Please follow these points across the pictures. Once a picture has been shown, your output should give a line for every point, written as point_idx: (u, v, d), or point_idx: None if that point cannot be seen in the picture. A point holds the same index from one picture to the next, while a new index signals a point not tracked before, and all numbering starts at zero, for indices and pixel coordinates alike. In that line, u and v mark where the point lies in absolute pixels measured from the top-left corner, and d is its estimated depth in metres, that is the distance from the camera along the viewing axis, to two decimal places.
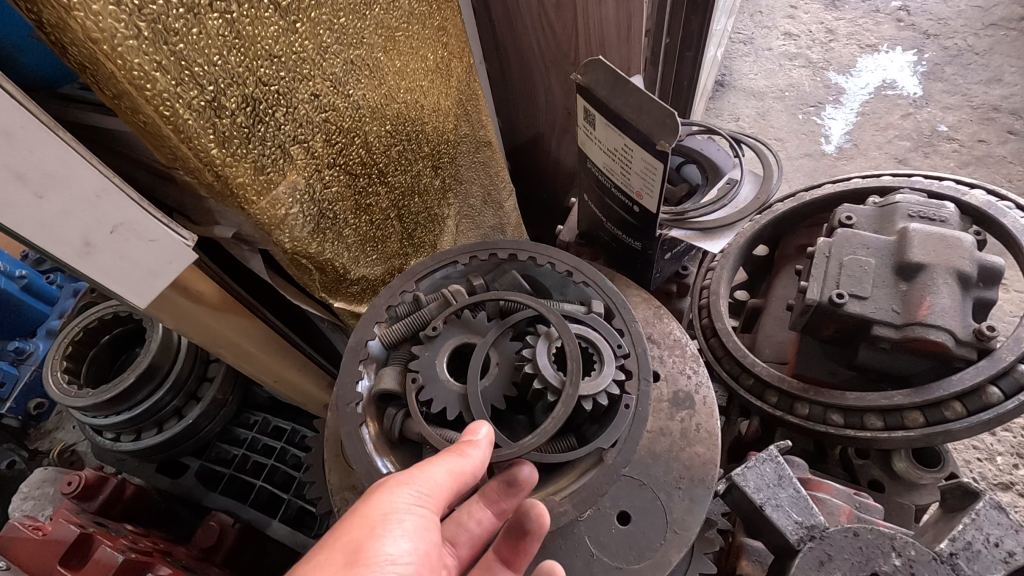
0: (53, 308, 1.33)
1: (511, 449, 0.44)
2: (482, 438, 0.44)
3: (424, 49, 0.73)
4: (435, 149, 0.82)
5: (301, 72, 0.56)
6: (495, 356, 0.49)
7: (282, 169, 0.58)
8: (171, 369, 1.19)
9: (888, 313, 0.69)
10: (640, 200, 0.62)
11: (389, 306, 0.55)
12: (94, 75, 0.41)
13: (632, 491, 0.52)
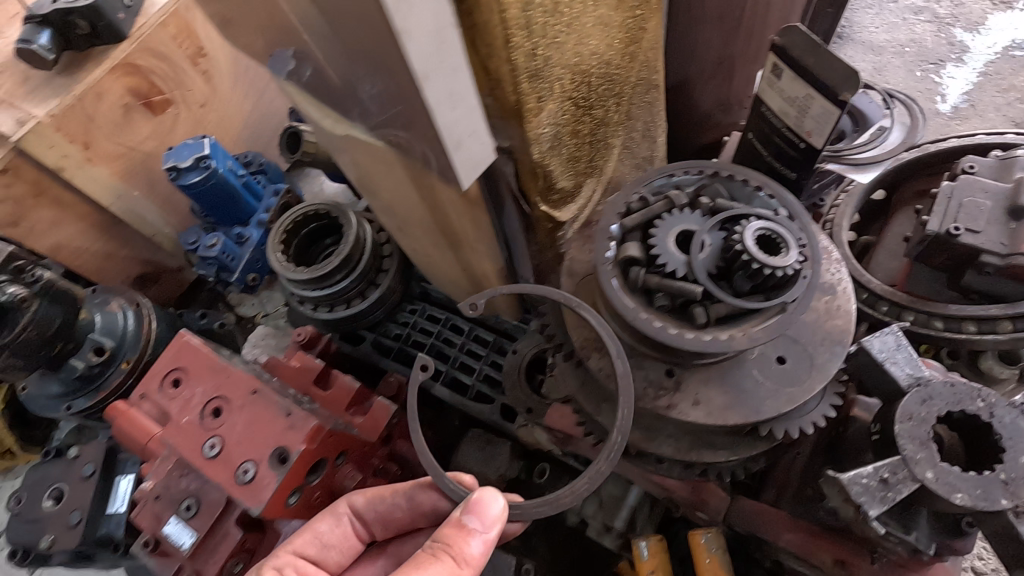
0: (260, 203, 1.64)
1: (739, 303, 0.67)
2: (478, 546, 0.82)
3: (635, 8, 0.92)
4: (622, 90, 1.02)
5: (571, 28, 0.77)
6: (710, 236, 0.70)
7: (548, 99, 0.80)
8: (359, 259, 1.50)
9: (995, 245, 0.86)
10: (809, 139, 0.81)
11: (621, 203, 0.77)
12: (480, 28, 0.64)
13: (787, 344, 0.74)
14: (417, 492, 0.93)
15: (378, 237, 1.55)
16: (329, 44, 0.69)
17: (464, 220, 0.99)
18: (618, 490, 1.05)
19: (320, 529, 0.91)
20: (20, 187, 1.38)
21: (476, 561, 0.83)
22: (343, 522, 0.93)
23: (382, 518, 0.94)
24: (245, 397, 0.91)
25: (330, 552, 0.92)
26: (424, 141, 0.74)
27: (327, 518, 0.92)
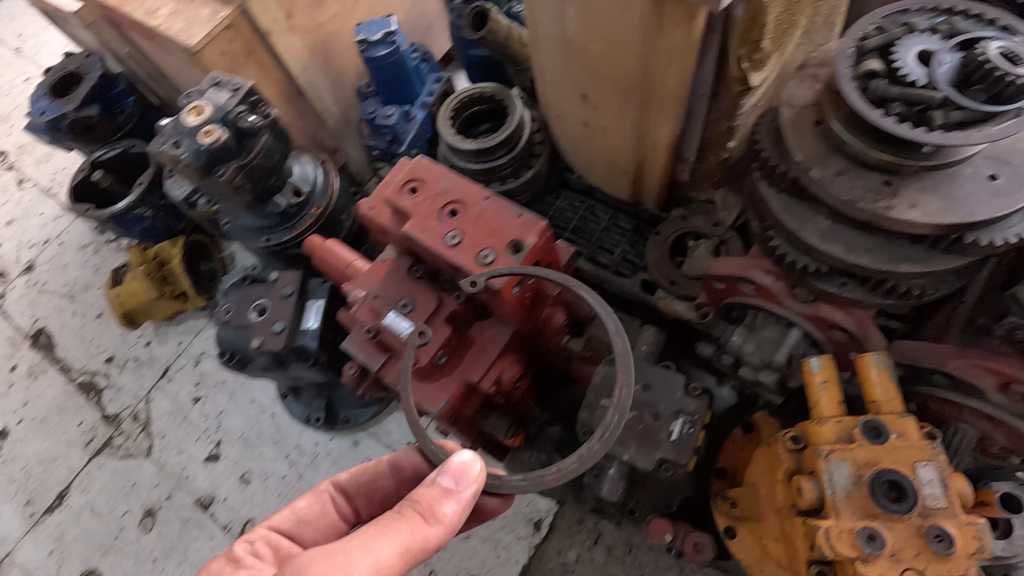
0: (424, 87, 1.78)
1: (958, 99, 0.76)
2: (450, 500, 0.96)
3: None
4: None
5: None
6: (949, 55, 0.79)
7: None
8: (520, 140, 1.63)
9: None
10: None
11: (858, 34, 0.87)
12: None
13: (999, 166, 0.84)
14: (399, 458, 1.18)
15: (531, 128, 1.67)
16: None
17: (673, 71, 1.12)
18: (776, 333, 1.18)
19: (299, 506, 1.11)
20: (236, 45, 1.56)
21: (450, 523, 0.96)
22: (323, 500, 1.13)
23: (365, 491, 1.16)
24: (480, 202, 1.06)
25: (306, 527, 1.10)
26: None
27: (306, 498, 1.13)
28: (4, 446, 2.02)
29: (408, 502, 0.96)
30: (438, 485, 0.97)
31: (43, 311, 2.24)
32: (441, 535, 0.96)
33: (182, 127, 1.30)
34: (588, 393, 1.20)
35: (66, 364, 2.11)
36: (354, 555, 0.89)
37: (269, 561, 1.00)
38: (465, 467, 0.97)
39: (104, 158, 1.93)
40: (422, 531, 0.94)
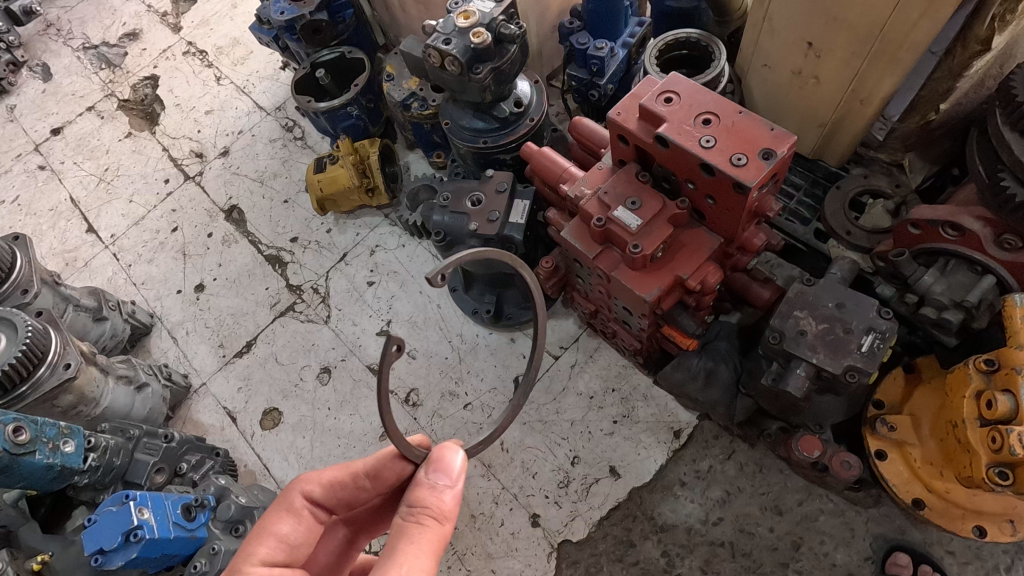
0: (626, 29, 1.95)
1: None
2: (453, 488, 1.10)
3: None
4: None
5: None
6: None
7: None
8: (718, 86, 1.75)
9: None
10: None
11: None
12: None
13: None
14: (380, 465, 1.23)
15: (726, 80, 1.76)
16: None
17: (926, 20, 1.23)
18: (967, 278, 1.29)
19: (282, 531, 1.15)
20: None
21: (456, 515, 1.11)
22: (304, 518, 1.19)
23: (346, 499, 1.23)
24: (733, 115, 1.22)
25: (297, 548, 1.16)
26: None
27: (289, 519, 1.17)
28: (201, 297, 2.32)
29: (421, 511, 1.06)
30: (442, 485, 1.10)
31: (236, 190, 2.53)
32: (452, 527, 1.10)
33: (452, 27, 1.52)
34: (781, 305, 1.34)
35: (255, 238, 2.39)
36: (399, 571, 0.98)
37: None
38: (452, 460, 1.12)
39: (323, 59, 2.20)
40: (442, 527, 1.07)
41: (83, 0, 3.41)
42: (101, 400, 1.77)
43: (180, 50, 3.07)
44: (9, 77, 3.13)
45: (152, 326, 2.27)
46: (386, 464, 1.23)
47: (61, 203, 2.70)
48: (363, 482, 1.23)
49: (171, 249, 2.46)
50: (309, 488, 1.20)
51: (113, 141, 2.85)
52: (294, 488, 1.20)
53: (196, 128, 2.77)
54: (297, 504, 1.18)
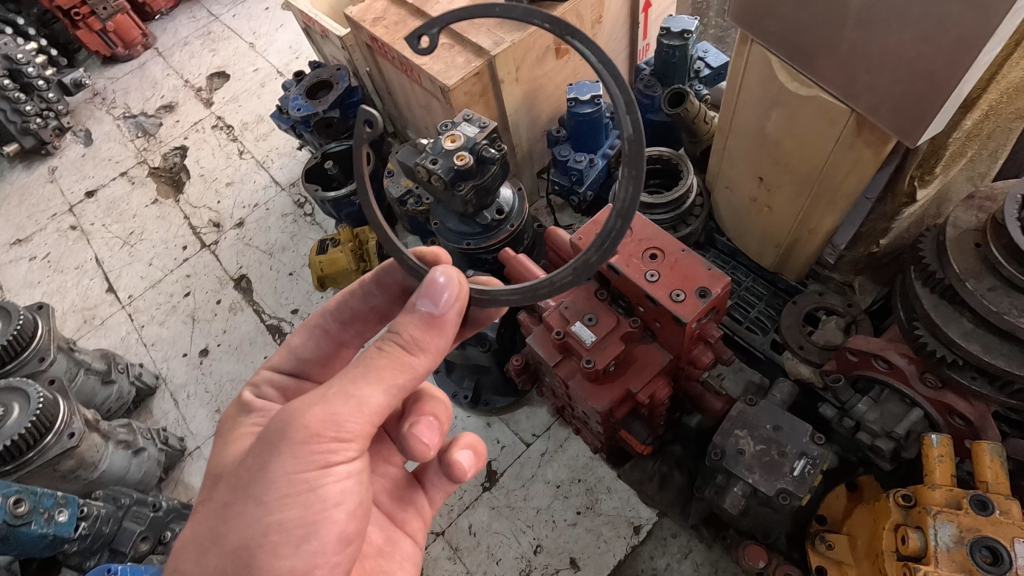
0: (607, 140, 2.12)
1: None
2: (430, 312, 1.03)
3: None
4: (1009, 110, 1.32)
5: None
6: None
7: (983, 102, 1.15)
8: (683, 202, 1.89)
9: None
10: None
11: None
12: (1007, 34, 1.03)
13: None
14: (383, 274, 1.35)
15: (695, 194, 1.93)
16: (880, 9, 1.08)
17: (850, 178, 1.37)
18: (898, 408, 1.38)
19: (295, 344, 1.32)
20: (476, 87, 1.95)
21: (434, 348, 1.04)
22: (314, 334, 1.34)
23: (358, 312, 1.35)
24: (677, 251, 1.35)
25: (304, 359, 1.32)
26: (908, 99, 1.12)
27: (301, 334, 1.34)
28: (204, 361, 2.47)
29: (389, 335, 1.02)
30: (422, 311, 1.04)
31: (247, 261, 2.73)
32: (428, 360, 1.04)
33: (440, 148, 1.70)
34: (723, 423, 1.43)
35: (260, 307, 2.57)
36: (345, 395, 0.95)
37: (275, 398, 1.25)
38: (436, 284, 1.03)
39: (332, 150, 2.38)
40: (406, 358, 1.01)
41: (128, 73, 3.77)
42: (99, 464, 1.91)
43: (210, 124, 3.35)
44: (55, 141, 3.44)
45: (156, 388, 2.43)
46: (390, 274, 1.34)
47: (86, 262, 2.92)
48: (369, 290, 1.34)
49: (182, 312, 2.63)
50: (322, 306, 1.35)
51: (140, 206, 3.08)
52: (315, 312, 1.36)
53: (216, 199, 3.00)
54: (311, 321, 1.35)
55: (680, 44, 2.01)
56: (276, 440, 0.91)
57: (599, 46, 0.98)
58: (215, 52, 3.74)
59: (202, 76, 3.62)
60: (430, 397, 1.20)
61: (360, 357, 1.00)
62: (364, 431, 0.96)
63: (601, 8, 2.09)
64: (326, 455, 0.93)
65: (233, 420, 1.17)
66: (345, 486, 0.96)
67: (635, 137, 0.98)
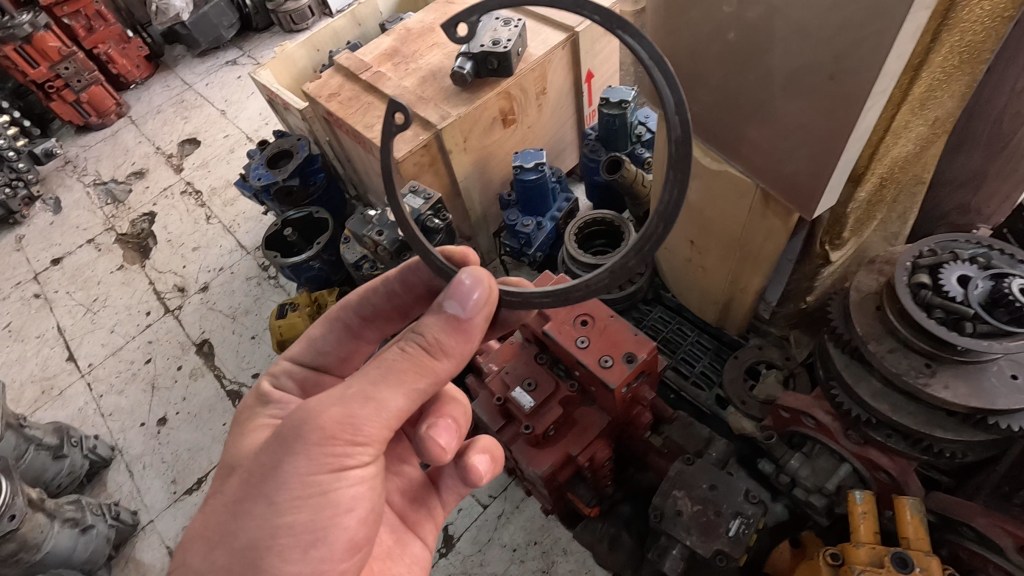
0: (554, 204, 2.22)
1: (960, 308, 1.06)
2: (455, 314, 1.03)
3: (939, 128, 1.31)
4: (906, 176, 1.42)
5: (906, 134, 1.19)
6: (982, 281, 1.09)
7: (872, 176, 1.23)
8: None
9: None
10: None
11: (915, 251, 1.17)
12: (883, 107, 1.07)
13: (1020, 367, 1.09)
14: (406, 273, 1.34)
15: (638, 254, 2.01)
16: (769, 96, 1.14)
17: (766, 243, 1.45)
18: (830, 463, 1.41)
19: (316, 337, 1.34)
20: (424, 158, 2.03)
21: (458, 352, 1.05)
22: (335, 327, 1.34)
23: (380, 309, 1.34)
24: (606, 317, 1.41)
25: (324, 353, 1.34)
26: (804, 175, 1.18)
27: (321, 326, 1.35)
28: (162, 430, 2.44)
29: (413, 336, 1.02)
30: (448, 312, 1.03)
31: (210, 325, 2.74)
32: (452, 363, 1.04)
33: (386, 220, 1.76)
34: (662, 484, 1.45)
35: (221, 372, 2.57)
36: (364, 398, 0.96)
37: (292, 391, 1.28)
38: (464, 287, 1.02)
39: (292, 218, 2.45)
40: (428, 363, 1.01)
41: (101, 141, 3.86)
42: (43, 544, 1.87)
43: (179, 189, 3.42)
44: (23, 210, 3.48)
45: (111, 460, 2.39)
46: (415, 272, 1.33)
47: (48, 331, 2.91)
48: (393, 288, 1.33)
49: (141, 380, 2.62)
50: (344, 300, 1.35)
51: (105, 273, 3.11)
52: (338, 305, 1.37)
53: (182, 263, 3.03)
54: (331, 314, 1.35)
55: (618, 113, 2.13)
56: (291, 440, 0.93)
57: (654, 40, 0.86)
58: (187, 120, 3.85)
59: (173, 143, 3.72)
60: (451, 400, 1.22)
61: (382, 359, 1.01)
62: (379, 435, 0.97)
63: (544, 81, 2.22)
64: (342, 458, 0.94)
65: (251, 411, 1.20)
66: (357, 492, 0.97)
67: (686, 137, 0.87)
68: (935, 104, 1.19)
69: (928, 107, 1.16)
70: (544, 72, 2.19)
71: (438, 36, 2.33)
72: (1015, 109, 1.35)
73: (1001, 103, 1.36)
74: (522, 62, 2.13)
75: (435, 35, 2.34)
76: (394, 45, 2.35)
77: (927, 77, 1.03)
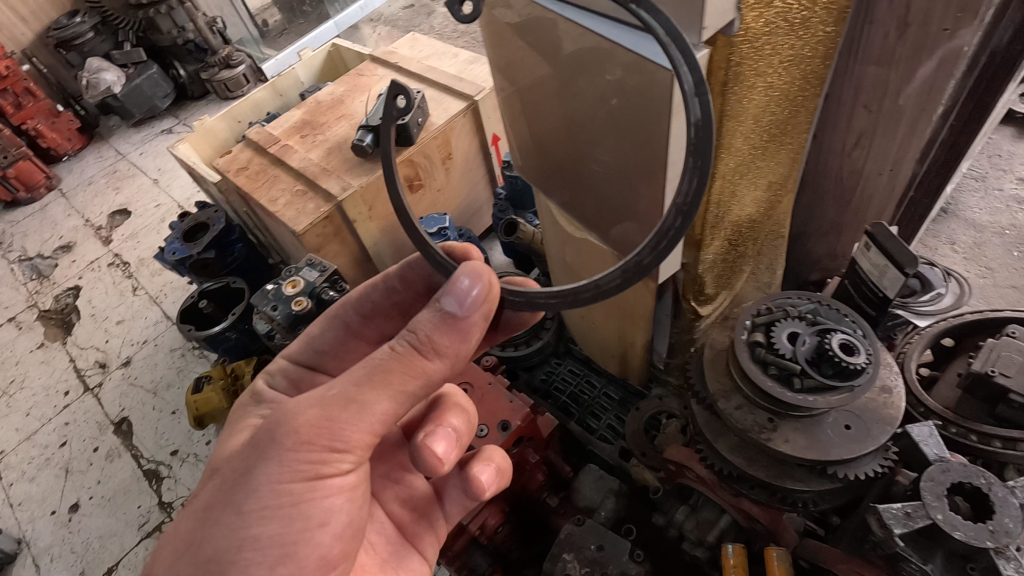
0: None
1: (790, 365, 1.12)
2: (451, 311, 0.94)
3: (778, 189, 1.41)
4: (762, 232, 1.50)
5: (737, 201, 1.27)
6: (809, 337, 1.15)
7: (716, 239, 1.31)
8: None
9: (1021, 389, 1.22)
10: (885, 291, 1.26)
11: (754, 309, 1.24)
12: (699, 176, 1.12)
13: (853, 418, 1.15)
14: (406, 270, 1.29)
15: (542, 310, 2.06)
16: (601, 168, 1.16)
17: (637, 302, 1.51)
18: (713, 514, 1.44)
19: (314, 335, 1.28)
20: (328, 228, 2.08)
21: (453, 354, 0.96)
22: (334, 326, 1.28)
23: (380, 306, 1.29)
24: (485, 385, 1.44)
25: (321, 352, 1.26)
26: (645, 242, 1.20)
27: (319, 325, 1.29)
28: (73, 518, 2.35)
29: (403, 333, 0.94)
30: (443, 309, 0.94)
31: (130, 402, 2.67)
32: (445, 365, 0.96)
33: (281, 294, 1.78)
34: (553, 547, 1.46)
35: (139, 451, 2.49)
36: (345, 400, 0.92)
37: (284, 389, 1.20)
38: (461, 284, 0.94)
39: (208, 289, 2.45)
40: (418, 364, 0.93)
41: (29, 216, 3.81)
42: None
43: (106, 261, 3.38)
44: None
45: (17, 553, 2.28)
46: (414, 268, 1.28)
47: None
48: (394, 284, 1.28)
49: (54, 466, 2.53)
50: (344, 297, 1.30)
51: (25, 352, 3.02)
52: (338, 304, 1.32)
53: (104, 338, 2.98)
54: (330, 313, 1.30)
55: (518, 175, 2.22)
56: (264, 448, 0.92)
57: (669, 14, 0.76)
58: (119, 190, 3.84)
59: (103, 214, 3.70)
60: (452, 408, 1.14)
61: (369, 358, 0.94)
62: (359, 442, 0.94)
63: (448, 147, 2.29)
64: (319, 465, 0.93)
65: (244, 410, 1.15)
66: (334, 503, 0.95)
67: (706, 122, 0.78)
68: (761, 172, 1.28)
69: (751, 176, 1.24)
70: (447, 138, 2.26)
71: (346, 107, 2.41)
72: (849, 167, 1.45)
73: (838, 161, 1.45)
74: (424, 130, 2.21)
75: (343, 107, 2.42)
76: (303, 118, 2.42)
77: (734, 154, 1.11)
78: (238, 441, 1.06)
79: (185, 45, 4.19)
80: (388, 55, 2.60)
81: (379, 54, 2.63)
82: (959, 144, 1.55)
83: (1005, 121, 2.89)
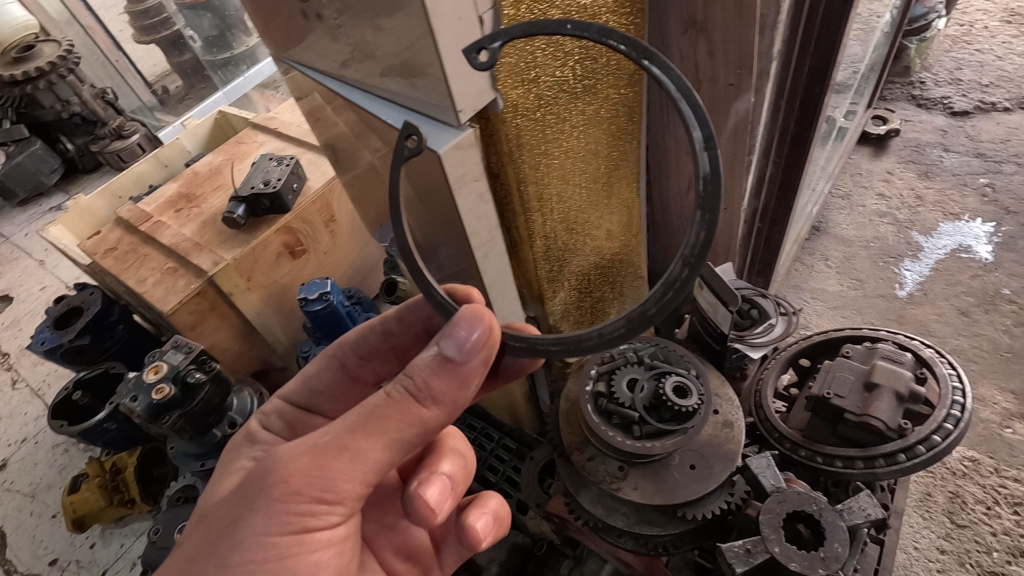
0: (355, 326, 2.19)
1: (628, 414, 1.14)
2: (452, 356, 0.90)
3: (623, 237, 1.46)
4: (619, 275, 1.53)
5: (574, 253, 1.31)
6: (646, 383, 1.18)
7: (560, 290, 1.34)
8: None
9: (854, 408, 1.28)
10: (720, 327, 1.31)
11: (599, 357, 1.27)
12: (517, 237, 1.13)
13: (698, 457, 1.18)
14: (406, 311, 1.23)
15: None
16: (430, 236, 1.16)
17: None
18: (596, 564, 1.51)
19: (311, 377, 1.23)
20: (202, 305, 2.00)
21: (451, 402, 0.93)
22: (330, 366, 1.23)
23: (377, 349, 1.23)
24: None
25: (319, 394, 1.22)
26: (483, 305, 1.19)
27: (316, 364, 1.24)
28: None
29: (401, 378, 0.91)
30: (443, 353, 0.90)
31: (3, 510, 2.44)
32: (442, 413, 0.92)
33: (141, 382, 1.67)
34: None
35: (13, 565, 2.27)
36: (338, 448, 0.88)
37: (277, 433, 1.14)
38: (465, 326, 0.90)
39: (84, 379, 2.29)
40: (415, 411, 0.90)
41: None
42: None
43: None
44: None
45: None
46: (413, 309, 1.22)
47: None
48: (391, 327, 1.22)
49: None
50: (341, 336, 1.25)
51: None
52: (335, 342, 1.27)
53: None
54: (327, 351, 1.25)
55: None
56: (251, 497, 0.87)
57: (685, 71, 0.78)
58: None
59: None
60: (447, 454, 1.09)
61: (363, 403, 0.90)
62: (347, 494, 0.90)
63: (331, 210, 2.25)
64: (307, 517, 0.88)
65: (236, 452, 1.10)
66: (322, 557, 0.91)
67: (715, 176, 0.78)
68: (594, 224, 1.33)
69: (581, 227, 1.28)
70: (327, 201, 2.23)
71: (223, 178, 2.36)
72: (688, 209, 1.51)
73: (679, 202, 1.51)
74: (301, 196, 2.18)
75: (220, 177, 2.37)
76: (178, 191, 2.35)
77: (550, 212, 1.14)
78: (227, 486, 1.00)
79: (71, 118, 3.97)
80: (268, 121, 2.58)
81: (259, 121, 2.60)
82: (791, 174, 1.65)
83: (863, 141, 3.15)
